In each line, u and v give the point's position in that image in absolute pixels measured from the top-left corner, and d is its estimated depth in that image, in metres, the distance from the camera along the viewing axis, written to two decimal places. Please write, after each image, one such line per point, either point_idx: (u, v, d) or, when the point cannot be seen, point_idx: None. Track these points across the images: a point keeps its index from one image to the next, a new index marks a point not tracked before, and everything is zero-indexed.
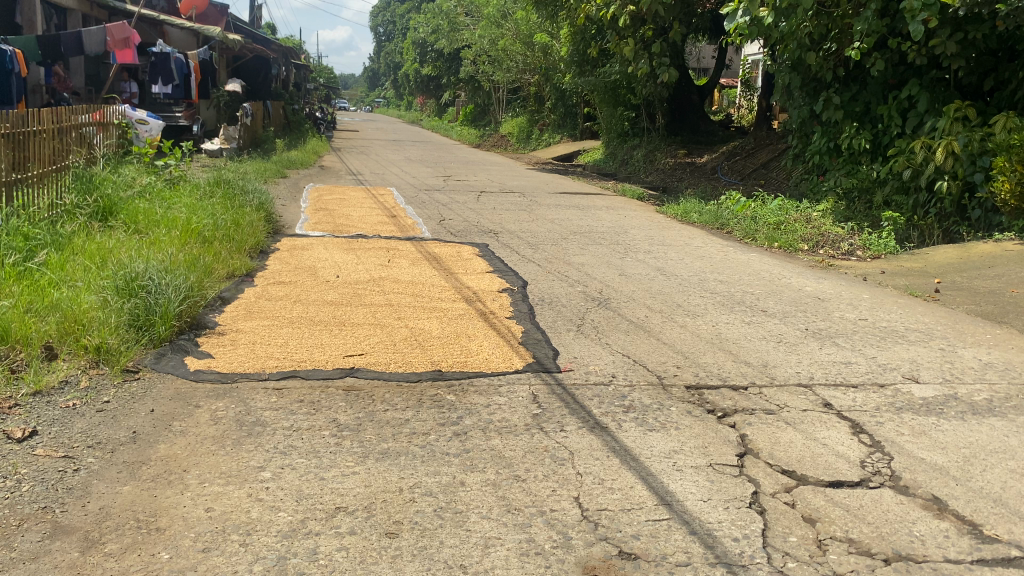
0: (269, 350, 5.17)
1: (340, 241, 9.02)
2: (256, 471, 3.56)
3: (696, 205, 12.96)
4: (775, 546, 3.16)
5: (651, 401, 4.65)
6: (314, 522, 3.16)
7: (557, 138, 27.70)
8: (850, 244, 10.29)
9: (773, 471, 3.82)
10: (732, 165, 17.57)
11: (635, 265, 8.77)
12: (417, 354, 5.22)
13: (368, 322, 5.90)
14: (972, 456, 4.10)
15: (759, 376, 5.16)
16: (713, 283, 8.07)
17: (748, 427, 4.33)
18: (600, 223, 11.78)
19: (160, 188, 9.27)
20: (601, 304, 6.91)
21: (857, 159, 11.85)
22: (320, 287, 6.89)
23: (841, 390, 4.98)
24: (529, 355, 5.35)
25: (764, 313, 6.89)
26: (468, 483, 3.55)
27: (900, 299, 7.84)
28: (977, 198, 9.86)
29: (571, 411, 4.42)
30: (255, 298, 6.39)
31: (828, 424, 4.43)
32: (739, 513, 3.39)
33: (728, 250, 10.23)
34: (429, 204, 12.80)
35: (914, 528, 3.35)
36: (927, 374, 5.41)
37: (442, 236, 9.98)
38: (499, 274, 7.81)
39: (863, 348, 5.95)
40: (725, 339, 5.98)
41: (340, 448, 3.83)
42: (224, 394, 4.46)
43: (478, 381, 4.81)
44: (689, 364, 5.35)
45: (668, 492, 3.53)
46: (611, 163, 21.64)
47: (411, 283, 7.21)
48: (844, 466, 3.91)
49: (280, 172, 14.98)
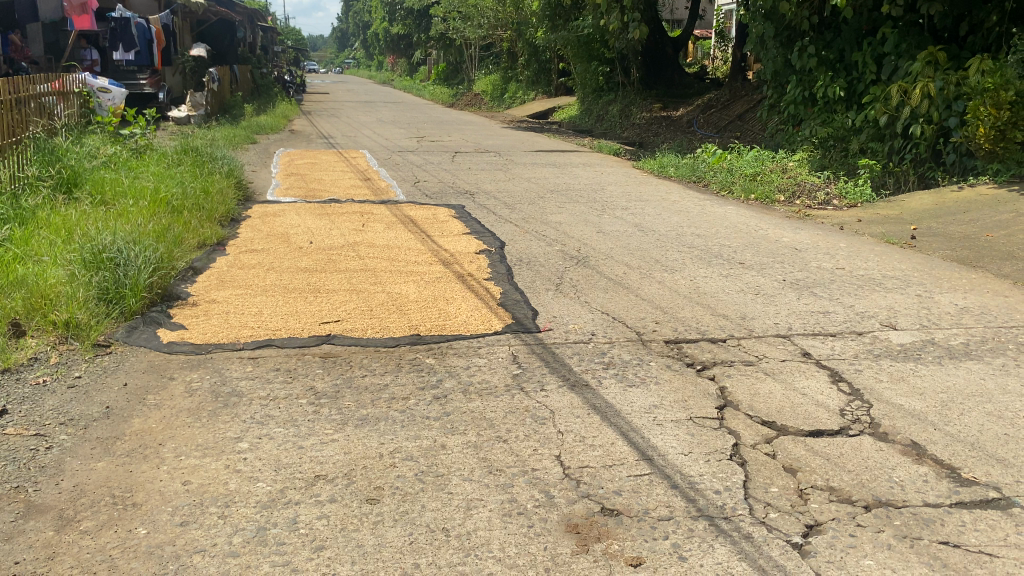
0: (243, 320, 5.09)
1: (313, 206, 8.89)
2: (233, 443, 3.51)
3: (672, 159, 12.90)
4: (756, 497, 3.16)
5: (630, 356, 4.64)
6: (293, 491, 3.12)
7: (531, 95, 27.40)
8: (826, 194, 10.31)
9: (753, 422, 3.82)
10: (707, 118, 17.49)
11: (612, 222, 8.71)
12: (395, 319, 5.16)
13: (343, 288, 5.82)
14: (949, 400, 4.13)
15: (737, 329, 5.16)
16: (691, 238, 8.03)
17: (727, 379, 4.34)
18: (576, 181, 11.71)
19: (125, 158, 9.05)
20: (579, 262, 6.86)
21: (832, 108, 11.82)
22: (293, 254, 6.79)
23: (820, 339, 5.00)
24: (508, 316, 5.31)
25: (742, 266, 6.88)
26: (449, 446, 3.51)
27: (877, 247, 7.84)
28: (952, 143, 9.89)
29: (551, 370, 4.40)
30: (227, 267, 6.28)
31: (806, 373, 4.45)
32: (720, 465, 3.39)
33: (705, 203, 10.20)
34: (403, 167, 12.64)
35: (893, 474, 3.37)
36: (905, 321, 5.42)
37: (417, 199, 9.86)
38: (476, 236, 7.73)
39: (840, 297, 5.96)
40: (703, 293, 5.98)
41: (318, 416, 3.78)
42: (199, 365, 4.39)
43: (457, 344, 4.77)
44: (669, 319, 5.33)
45: (649, 448, 3.52)
46: (586, 119, 21.42)
47: (386, 247, 7.12)
48: (824, 415, 3.93)
49: (249, 138, 14.71)
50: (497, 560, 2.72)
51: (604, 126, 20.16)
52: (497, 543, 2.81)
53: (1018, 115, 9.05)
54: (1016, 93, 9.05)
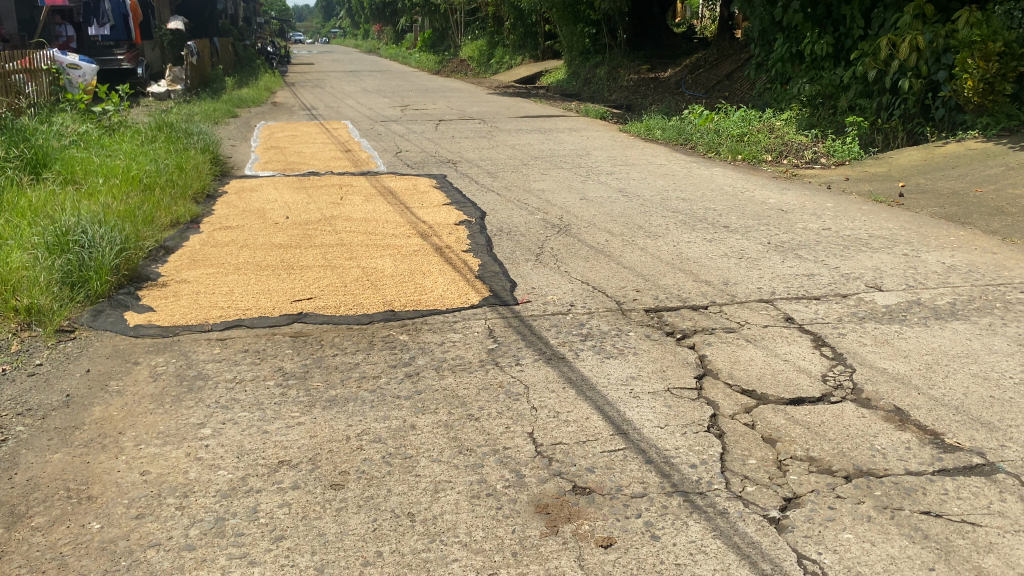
0: (213, 300, 4.96)
1: (291, 179, 8.73)
2: (195, 429, 3.40)
3: (659, 121, 12.69)
4: (733, 470, 3.07)
5: (609, 327, 4.52)
6: (255, 478, 3.02)
7: (517, 60, 27.00)
8: (813, 152, 10.15)
9: (733, 391, 3.72)
10: (695, 79, 17.24)
11: (596, 188, 8.56)
12: (369, 295, 5.03)
13: (318, 264, 5.68)
14: (934, 362, 4.03)
15: (719, 295, 5.04)
16: (675, 202, 7.89)
17: (707, 347, 4.23)
18: (561, 146, 11.52)
19: (98, 136, 8.85)
20: (560, 231, 6.73)
21: (820, 65, 11.63)
22: (268, 230, 6.64)
23: (803, 303, 4.89)
24: (485, 289, 5.18)
25: (726, 230, 6.74)
26: (419, 425, 3.39)
27: (864, 206, 7.70)
28: (941, 97, 9.73)
29: (527, 344, 4.28)
30: (200, 246, 6.13)
31: (789, 339, 4.34)
32: (697, 437, 3.29)
33: (691, 165, 10.04)
34: (385, 137, 12.43)
35: (876, 442, 3.27)
36: (891, 281, 5.31)
37: (398, 169, 9.68)
38: (456, 206, 7.58)
39: (826, 258, 5.84)
40: (686, 259, 5.85)
41: (285, 398, 3.66)
42: (165, 348, 4.27)
43: (432, 319, 4.65)
44: (649, 287, 5.21)
45: (625, 421, 3.42)
46: (573, 83, 21.10)
47: (363, 220, 6.97)
48: (806, 381, 3.83)
49: (230, 111, 14.45)
50: (463, 545, 2.63)
51: (591, 90, 19.87)
52: (464, 527, 2.71)
53: (1006, 67, 8.92)
54: (1005, 44, 8.91)
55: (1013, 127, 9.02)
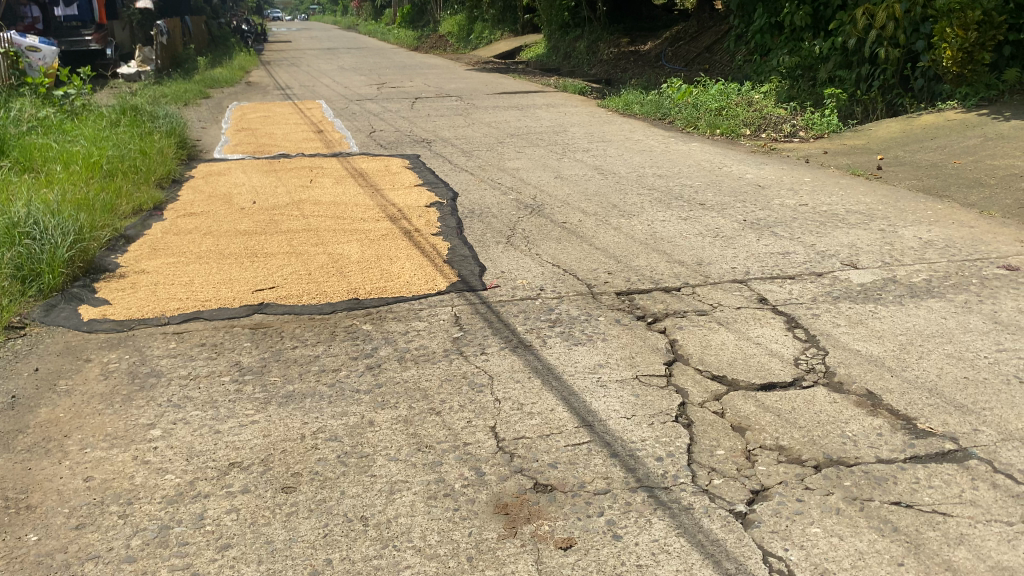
0: (172, 292, 4.81)
1: (260, 162, 8.54)
2: (144, 430, 3.27)
3: (637, 95, 12.51)
4: (700, 462, 2.97)
5: (579, 312, 4.41)
6: (204, 482, 2.90)
7: (496, 35, 26.69)
8: (792, 125, 10.02)
9: (702, 378, 3.62)
10: (675, 52, 17.07)
11: (571, 166, 8.42)
12: (333, 283, 4.90)
13: (282, 251, 5.53)
14: (908, 343, 3.93)
15: (692, 276, 4.93)
16: (652, 179, 7.77)
17: (678, 331, 4.12)
18: (538, 123, 11.35)
19: (60, 121, 8.62)
20: (533, 211, 6.59)
21: (799, 36, 11.49)
22: (233, 216, 6.47)
23: (777, 283, 4.78)
24: (453, 274, 5.05)
25: (702, 207, 6.63)
26: (377, 422, 3.28)
27: (842, 180, 7.61)
28: (920, 68, 9.65)
29: (494, 332, 4.16)
30: (162, 234, 5.96)
31: (761, 321, 4.24)
32: (664, 428, 3.18)
33: (669, 141, 9.90)
34: (359, 116, 12.21)
35: (847, 428, 3.18)
36: (867, 259, 5.21)
37: (371, 150, 9.50)
38: (428, 187, 7.43)
39: (802, 236, 5.73)
40: (660, 239, 5.73)
41: (240, 395, 3.53)
42: (119, 343, 4.12)
43: (397, 307, 4.52)
44: (621, 269, 5.10)
45: (590, 412, 3.31)
46: (553, 56, 20.84)
47: (332, 204, 6.81)
48: (777, 365, 3.73)
49: (202, 92, 14.18)
50: (417, 550, 2.52)
51: (571, 64, 19.64)
52: (418, 531, 2.61)
53: (985, 36, 8.85)
54: (983, 13, 8.83)
55: (991, 98, 8.97)
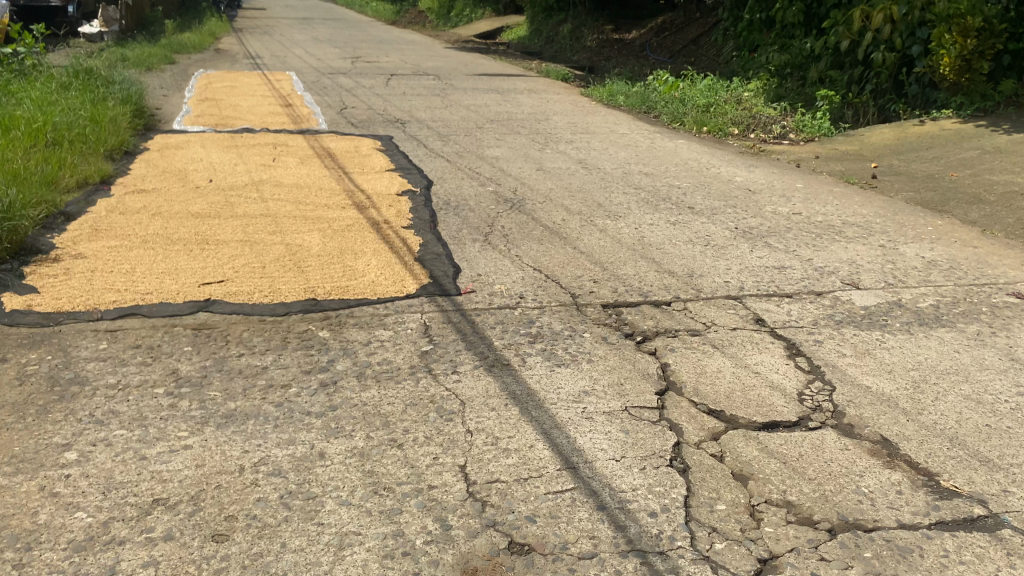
0: (110, 281, 4.32)
1: (221, 137, 8.01)
2: (58, 452, 2.80)
3: (622, 87, 12.09)
4: (700, 519, 2.59)
5: (561, 326, 3.99)
6: (120, 524, 2.46)
7: (478, 15, 26.09)
8: (782, 127, 9.67)
9: (698, 413, 3.23)
10: (661, 43, 16.68)
11: (553, 158, 8.00)
12: (289, 279, 4.45)
13: (236, 239, 5.06)
14: (922, 380, 3.58)
15: (683, 290, 4.55)
16: (637, 177, 7.38)
17: (669, 354, 3.73)
18: (519, 109, 10.91)
19: (5, 81, 8.01)
20: (512, 206, 6.16)
21: (790, 33, 11.13)
22: (187, 195, 5.97)
23: (774, 302, 4.41)
24: (423, 275, 4.61)
25: (691, 211, 6.25)
26: (330, 454, 2.86)
27: (836, 188, 7.27)
28: (915, 74, 9.36)
29: (466, 346, 3.74)
30: (106, 212, 5.45)
31: (759, 346, 3.86)
32: (658, 475, 2.79)
33: (654, 136, 9.52)
34: (331, 91, 11.64)
35: (862, 483, 2.82)
36: (868, 278, 4.86)
37: (342, 128, 8.98)
38: (400, 173, 6.97)
39: (798, 249, 5.37)
40: (648, 245, 5.34)
41: (175, 413, 3.08)
42: (42, 341, 3.63)
43: (360, 312, 4.09)
44: (607, 277, 4.70)
45: (573, 451, 2.90)
46: (535, 41, 20.34)
47: (294, 186, 6.34)
48: (780, 402, 3.35)
49: (168, 57, 13.48)
50: None
51: (553, 49, 19.18)
52: None
53: (984, 44, 8.60)
54: (983, 20, 8.58)
55: (987, 108, 8.72)
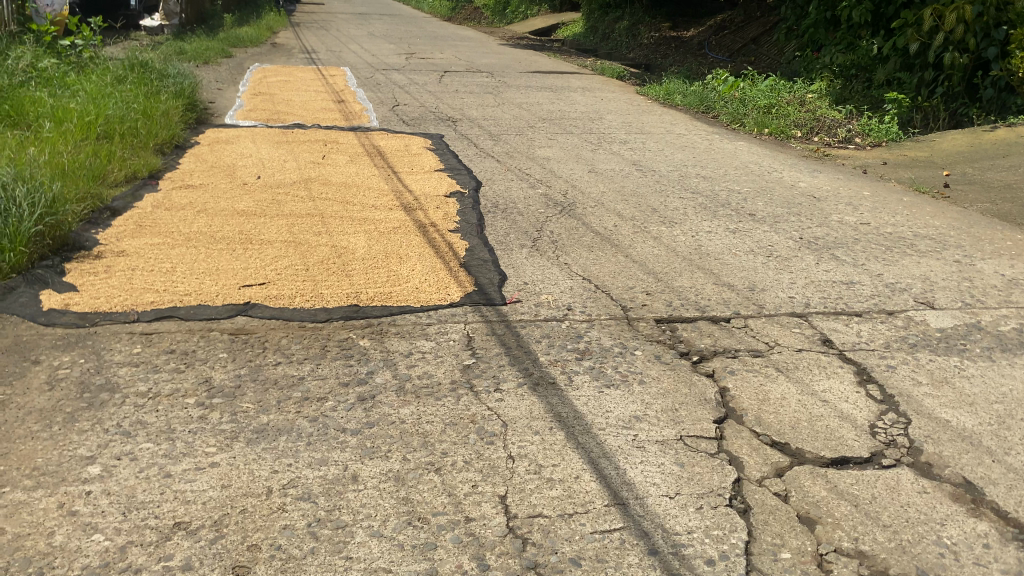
0: (149, 281, 4.21)
1: (272, 132, 7.94)
2: (82, 465, 2.67)
3: (680, 85, 11.75)
4: (762, 570, 2.35)
5: (612, 342, 3.77)
6: (139, 550, 2.31)
7: (534, 10, 25.87)
8: (847, 130, 9.27)
9: (761, 445, 2.98)
10: (720, 41, 16.26)
11: (606, 159, 7.75)
12: (332, 283, 4.30)
13: (280, 239, 4.94)
14: (1007, 415, 3.27)
15: (744, 305, 4.29)
16: (695, 181, 7.09)
17: (729, 377, 3.48)
18: (572, 107, 10.66)
19: (61, 74, 8.04)
20: (562, 210, 5.95)
21: (856, 33, 10.68)
22: (234, 192, 5.88)
23: (843, 321, 4.13)
24: (469, 282, 4.42)
25: (751, 219, 5.96)
26: (363, 477, 2.68)
27: (906, 197, 6.90)
28: (991, 77, 8.89)
29: (512, 361, 3.54)
30: (152, 208, 5.38)
31: (826, 370, 3.59)
32: (716, 516, 2.56)
33: (713, 137, 9.20)
34: (383, 87, 11.55)
35: (944, 534, 2.55)
36: (944, 297, 4.54)
37: (392, 126, 8.85)
38: (450, 173, 6.79)
39: (866, 262, 5.06)
40: (706, 255, 5.08)
41: (204, 426, 2.93)
42: (76, 343, 3.53)
43: (402, 320, 3.92)
44: (662, 290, 4.46)
45: (623, 485, 2.68)
46: (590, 37, 20.05)
47: (342, 185, 6.21)
48: (850, 435, 3.08)
49: (224, 50, 13.53)
50: None
51: (609, 46, 18.87)
52: None
53: None
54: None
55: None
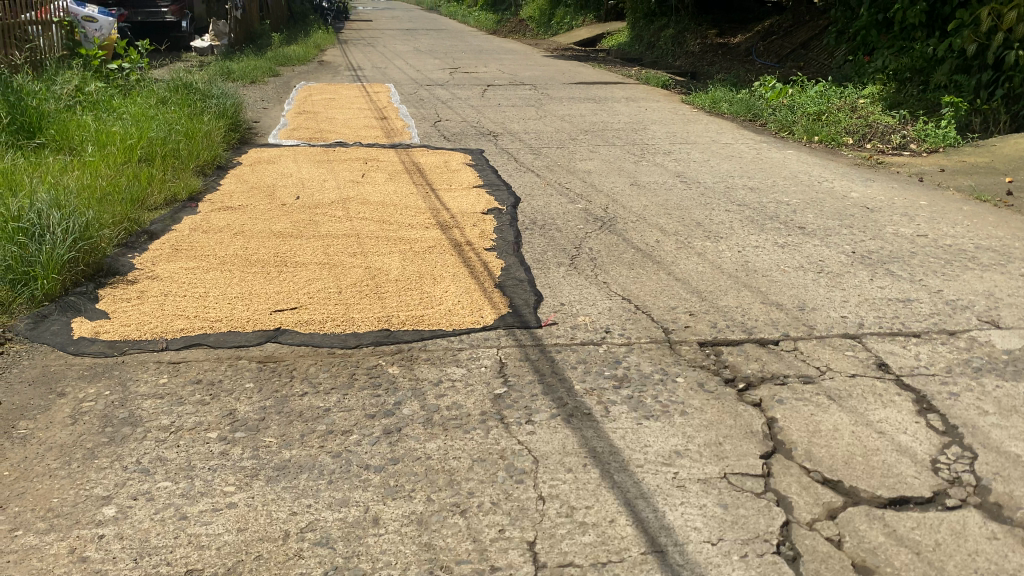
0: (181, 306, 4.16)
1: (313, 150, 7.92)
2: (97, 506, 2.59)
3: (726, 93, 11.49)
4: None
5: (652, 369, 3.59)
6: None
7: (578, 20, 25.75)
8: (902, 136, 8.93)
9: (811, 483, 2.77)
10: (768, 47, 15.91)
11: (649, 171, 7.56)
12: (364, 307, 4.19)
13: (315, 261, 4.86)
14: None
15: (793, 326, 4.06)
16: (742, 192, 6.85)
17: (777, 406, 3.27)
18: (616, 118, 10.48)
19: (108, 97, 8.15)
20: (603, 226, 5.78)
21: (911, 35, 10.30)
22: (272, 212, 5.84)
23: (900, 343, 3.88)
24: (504, 304, 4.28)
25: (801, 232, 5.71)
26: (385, 520, 2.55)
27: (966, 206, 6.57)
28: None
29: (546, 390, 3.38)
30: (190, 231, 5.36)
31: (882, 398, 3.35)
32: (762, 565, 2.37)
33: (761, 146, 8.94)
34: (426, 102, 11.52)
35: None
36: (1010, 315, 4.25)
37: (433, 142, 8.78)
38: (489, 190, 6.67)
39: (924, 278, 4.79)
40: (753, 272, 4.86)
41: (225, 463, 2.83)
42: (103, 374, 3.47)
43: (433, 345, 3.79)
44: (706, 310, 4.26)
45: (661, 530, 2.51)
46: (635, 46, 19.84)
47: (380, 204, 6.13)
48: (910, 472, 2.85)
49: (271, 69, 13.66)
50: None
51: (655, 54, 18.63)
52: None
53: None
54: None
55: None
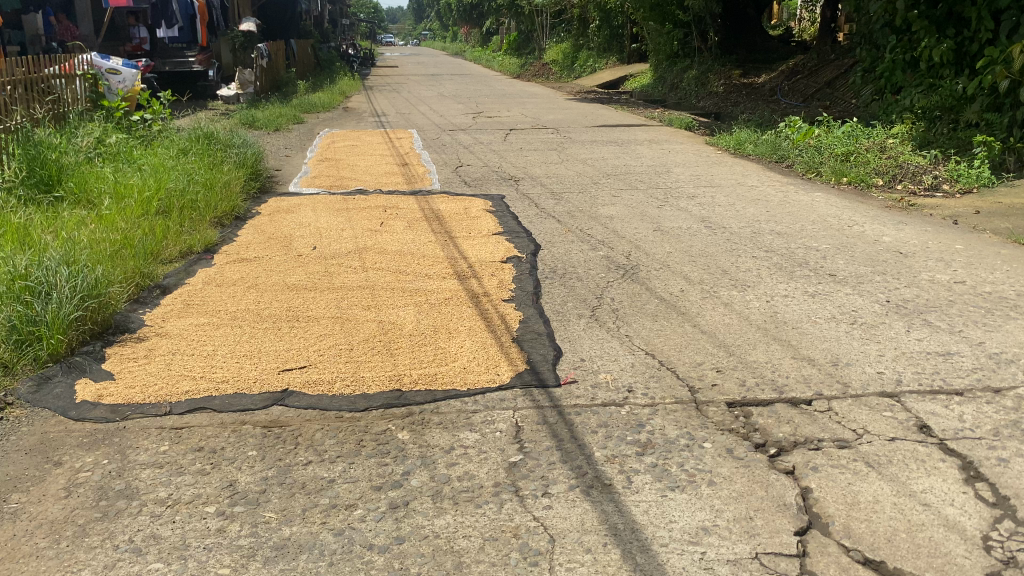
0: (188, 366, 4.04)
1: (332, 199, 7.86)
2: None
3: (751, 134, 11.34)
4: None
5: (677, 432, 3.38)
6: None
7: (602, 63, 25.82)
8: (933, 176, 8.70)
9: (851, 564, 2.55)
10: (793, 86, 15.77)
11: (672, 216, 7.39)
12: (375, 364, 4.04)
13: (328, 315, 4.73)
14: None
15: (827, 383, 3.84)
16: (769, 237, 6.66)
17: (811, 475, 3.05)
18: (639, 162, 10.36)
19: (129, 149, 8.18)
20: (625, 275, 5.60)
21: (939, 72, 10.10)
22: (288, 264, 5.74)
23: (942, 402, 3.64)
24: (521, 360, 4.10)
25: (832, 280, 5.49)
26: None
27: (1004, 249, 6.31)
28: None
29: (563, 457, 3.18)
30: (204, 284, 5.27)
31: (926, 465, 3.12)
32: None
33: (788, 188, 8.75)
34: (448, 148, 11.49)
35: None
36: None
37: (453, 188, 8.69)
38: (508, 237, 6.53)
39: (964, 329, 4.55)
40: (782, 324, 4.65)
41: (221, 541, 2.67)
42: (102, 441, 3.34)
43: (446, 407, 3.62)
44: (734, 366, 4.05)
45: None
46: (659, 87, 19.79)
47: (397, 254, 6.01)
48: (959, 551, 2.61)
49: (295, 116, 13.76)
50: None
51: (679, 96, 18.56)
52: None
53: None
54: None
55: None
